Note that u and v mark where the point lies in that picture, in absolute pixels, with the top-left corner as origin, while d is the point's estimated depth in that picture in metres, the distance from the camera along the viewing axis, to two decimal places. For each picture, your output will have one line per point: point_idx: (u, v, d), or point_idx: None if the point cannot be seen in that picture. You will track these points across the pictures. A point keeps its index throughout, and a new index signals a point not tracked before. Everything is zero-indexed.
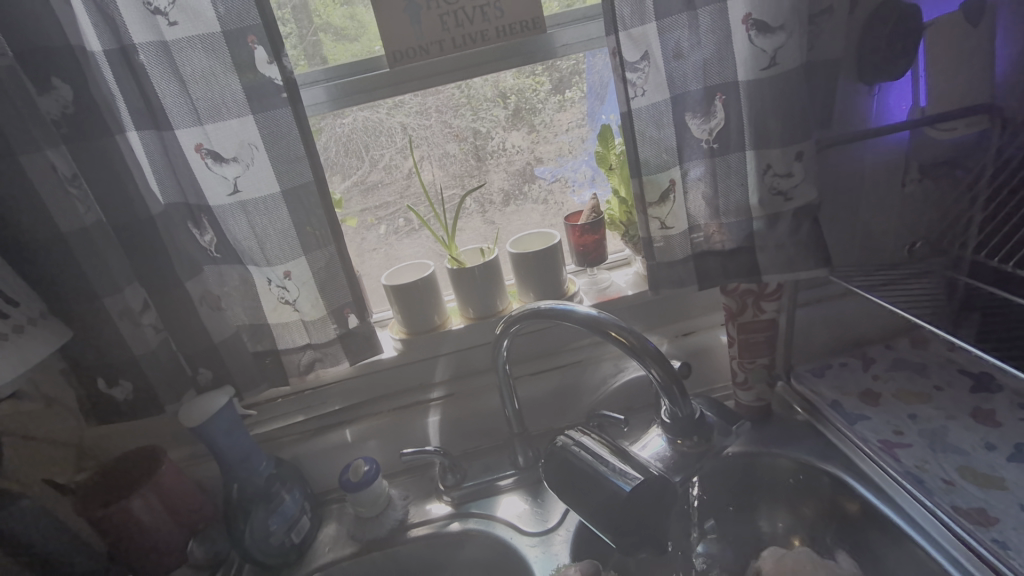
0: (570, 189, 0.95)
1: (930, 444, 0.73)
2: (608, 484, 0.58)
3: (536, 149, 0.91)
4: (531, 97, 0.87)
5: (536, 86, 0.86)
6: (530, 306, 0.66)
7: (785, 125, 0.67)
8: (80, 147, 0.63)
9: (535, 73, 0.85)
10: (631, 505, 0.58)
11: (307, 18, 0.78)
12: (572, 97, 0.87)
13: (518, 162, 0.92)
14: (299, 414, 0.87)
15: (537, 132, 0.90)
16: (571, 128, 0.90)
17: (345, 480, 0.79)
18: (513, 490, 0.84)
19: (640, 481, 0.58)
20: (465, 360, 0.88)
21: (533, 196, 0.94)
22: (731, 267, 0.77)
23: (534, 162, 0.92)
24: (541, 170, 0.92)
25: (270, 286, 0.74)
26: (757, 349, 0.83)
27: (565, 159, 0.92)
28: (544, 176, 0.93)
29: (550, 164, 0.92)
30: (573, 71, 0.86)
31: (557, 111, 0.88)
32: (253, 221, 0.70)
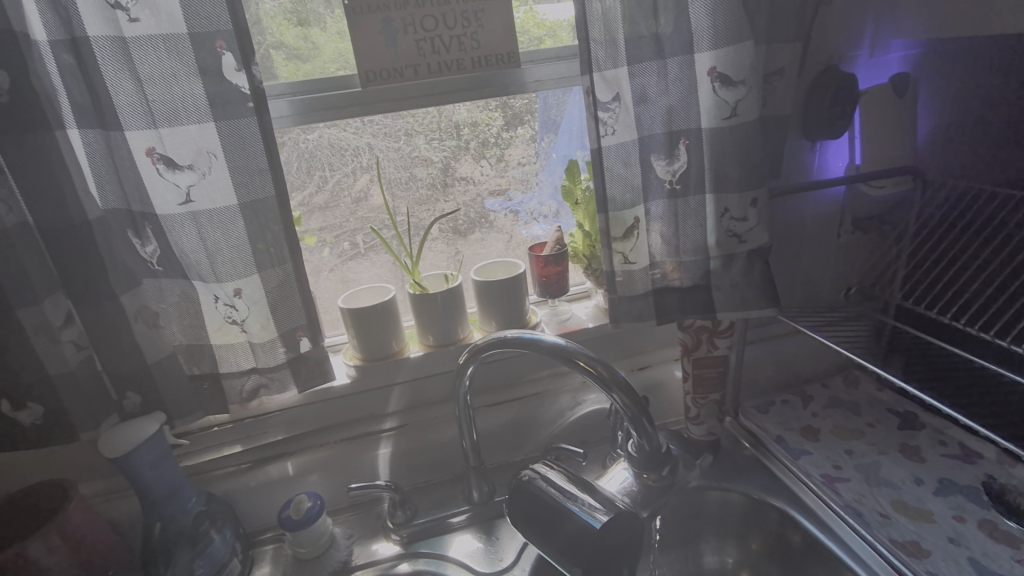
0: (520, 222, 0.95)
1: (866, 478, 0.77)
2: (576, 520, 0.58)
3: (502, 177, 0.91)
4: (485, 132, 0.88)
5: (489, 122, 0.87)
6: (495, 335, 0.65)
7: (742, 171, 0.72)
8: (13, 143, 0.56)
9: (488, 109, 0.86)
10: (601, 543, 0.57)
11: (258, 33, 0.75)
12: (524, 134, 0.89)
13: (488, 187, 0.92)
14: (237, 443, 0.81)
15: (502, 162, 0.90)
16: (520, 164, 0.91)
17: (284, 518, 0.73)
18: (465, 528, 0.80)
19: (609, 516, 0.57)
20: (421, 389, 0.85)
21: (498, 226, 0.95)
22: (688, 303, 0.80)
23: (486, 196, 0.92)
24: (493, 203, 0.92)
25: (217, 304, 0.68)
26: (710, 384, 0.85)
27: (515, 195, 0.93)
28: (493, 209, 0.93)
29: (501, 198, 0.93)
30: (526, 109, 0.87)
31: (507, 146, 0.89)
32: (204, 233, 0.65)
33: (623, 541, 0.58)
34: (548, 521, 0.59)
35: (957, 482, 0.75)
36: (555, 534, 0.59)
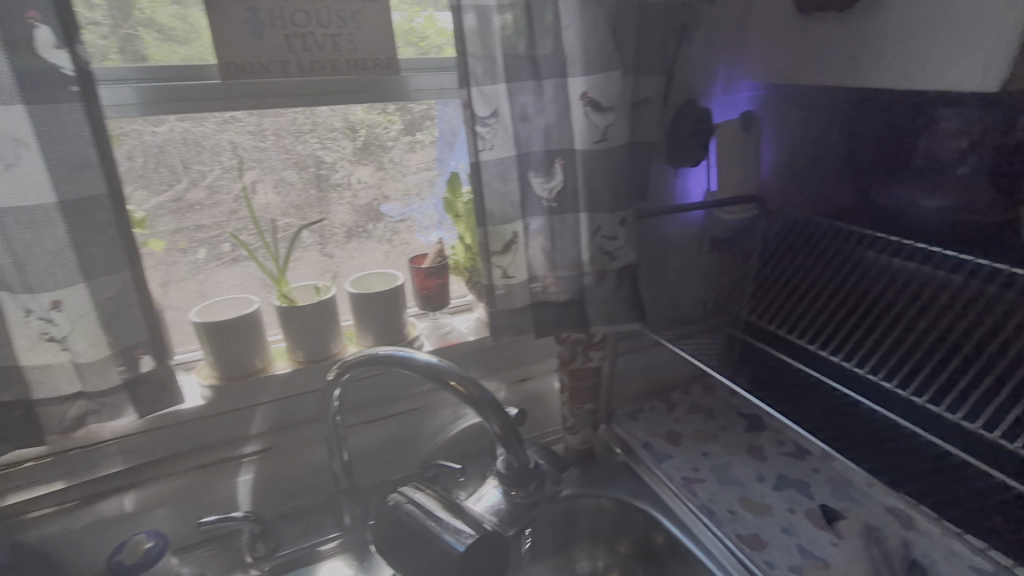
0: (417, 228, 0.92)
1: (718, 478, 0.84)
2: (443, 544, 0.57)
3: (386, 183, 0.88)
4: (381, 134, 0.84)
5: (388, 123, 0.84)
6: (367, 352, 0.63)
7: (611, 193, 0.75)
8: None
9: (386, 111, 0.83)
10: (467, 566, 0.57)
11: (124, 7, 0.66)
12: (423, 139, 0.87)
13: (368, 195, 0.87)
14: (59, 479, 0.69)
15: (385, 169, 0.87)
16: (420, 169, 0.89)
17: (115, 564, 0.64)
18: (335, 555, 0.76)
19: (474, 538, 0.58)
20: (290, 410, 0.78)
21: (376, 235, 0.90)
22: (563, 317, 0.83)
23: (381, 200, 0.88)
24: (388, 208, 0.89)
25: (29, 318, 0.58)
26: (584, 395, 0.88)
27: (413, 200, 0.90)
28: (389, 214, 0.89)
29: (397, 203, 0.89)
30: (424, 115, 0.86)
31: (403, 151, 0.87)
32: (10, 234, 0.55)
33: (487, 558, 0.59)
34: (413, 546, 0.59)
35: (791, 477, 0.85)
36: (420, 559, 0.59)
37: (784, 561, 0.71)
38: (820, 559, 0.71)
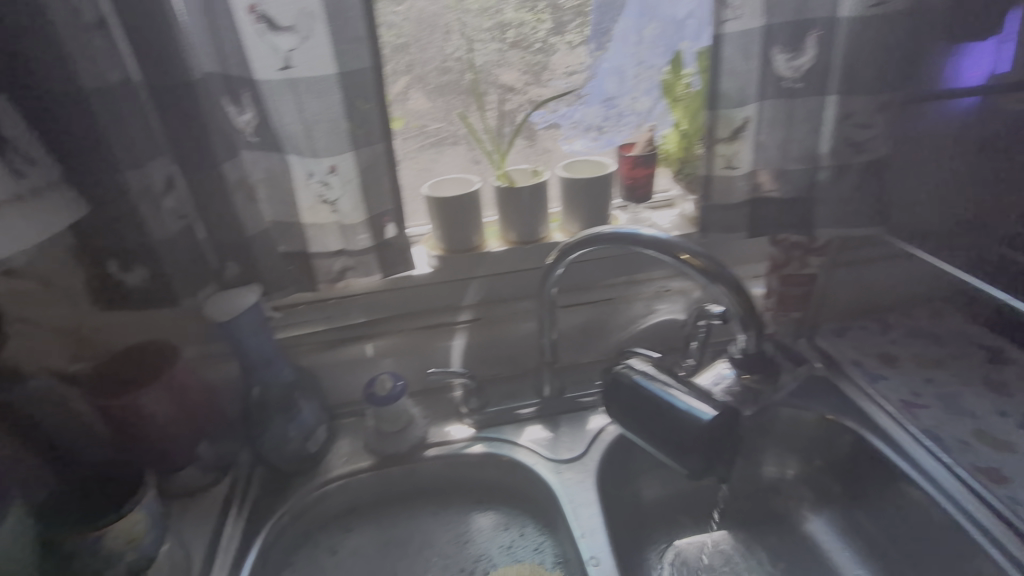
0: (562, 137, 0.79)
1: (946, 407, 0.76)
2: (681, 414, 0.56)
3: (541, 87, 0.79)
4: (529, 34, 0.77)
5: (537, 23, 0.76)
6: (587, 234, 0.65)
7: (875, 74, 0.66)
8: None
9: (536, 9, 0.76)
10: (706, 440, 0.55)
11: None
12: (574, 40, 0.76)
13: (538, 95, 0.80)
14: (322, 323, 0.83)
15: (537, 71, 0.78)
16: (568, 73, 0.77)
17: (370, 394, 0.77)
18: (534, 419, 0.84)
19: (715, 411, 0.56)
20: (499, 286, 0.85)
21: (541, 145, 0.83)
22: (786, 216, 0.76)
23: (528, 107, 0.80)
24: (534, 114, 0.79)
25: (311, 181, 0.68)
26: (792, 302, 0.89)
27: (560, 106, 0.78)
28: (535, 121, 0.80)
29: (544, 109, 0.79)
30: (575, 10, 0.75)
31: (552, 52, 0.77)
32: (303, 104, 0.63)
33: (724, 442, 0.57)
34: (648, 417, 0.59)
35: None
36: (656, 430, 0.58)
37: None
38: None
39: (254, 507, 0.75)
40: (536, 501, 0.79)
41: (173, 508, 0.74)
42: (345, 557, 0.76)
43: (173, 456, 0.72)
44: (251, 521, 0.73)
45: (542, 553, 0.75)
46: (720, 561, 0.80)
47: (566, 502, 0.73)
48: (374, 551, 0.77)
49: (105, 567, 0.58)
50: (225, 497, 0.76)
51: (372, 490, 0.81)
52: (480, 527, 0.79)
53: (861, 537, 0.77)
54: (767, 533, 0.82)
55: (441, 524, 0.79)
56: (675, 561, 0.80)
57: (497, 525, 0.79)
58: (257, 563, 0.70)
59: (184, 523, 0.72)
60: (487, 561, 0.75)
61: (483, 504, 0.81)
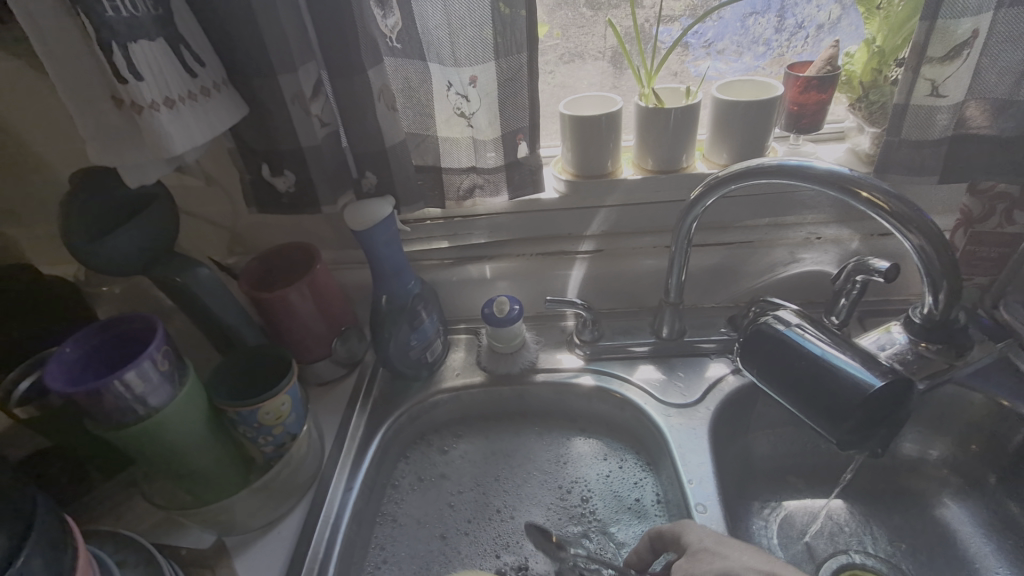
0: (688, 58, 0.73)
1: None
2: (839, 376, 0.50)
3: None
4: None
5: None
6: (742, 167, 0.57)
7: None
8: None
9: None
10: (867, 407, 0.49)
11: None
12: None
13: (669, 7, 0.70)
14: (444, 240, 0.84)
15: None
16: None
17: (488, 314, 0.77)
18: (647, 358, 0.81)
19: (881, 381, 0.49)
20: (626, 218, 0.80)
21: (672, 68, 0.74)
22: (998, 161, 0.63)
23: (653, 20, 0.71)
24: (662, 32, 0.71)
25: (450, 92, 0.66)
26: (979, 265, 0.72)
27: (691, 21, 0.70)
28: (663, 39, 0.72)
29: (672, 25, 0.71)
30: None
31: None
32: (449, 6, 0.60)
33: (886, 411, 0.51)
34: (797, 377, 0.52)
35: None
36: (804, 392, 0.52)
37: None
38: None
39: (376, 404, 0.81)
40: (641, 437, 0.78)
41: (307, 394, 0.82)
42: (453, 457, 0.81)
43: (311, 348, 0.80)
44: (374, 417, 0.79)
45: (642, 490, 0.75)
46: (830, 531, 0.75)
47: (677, 447, 0.71)
48: (478, 456, 0.81)
49: (260, 438, 0.66)
50: (351, 392, 0.82)
51: (477, 404, 0.84)
52: (580, 452, 0.80)
53: (1010, 535, 0.69)
54: (892, 512, 0.75)
55: (543, 443, 0.81)
56: (782, 523, 0.76)
57: (597, 454, 0.79)
58: (378, 454, 0.76)
59: (316, 409, 0.80)
60: (585, 485, 0.76)
61: (584, 432, 0.82)
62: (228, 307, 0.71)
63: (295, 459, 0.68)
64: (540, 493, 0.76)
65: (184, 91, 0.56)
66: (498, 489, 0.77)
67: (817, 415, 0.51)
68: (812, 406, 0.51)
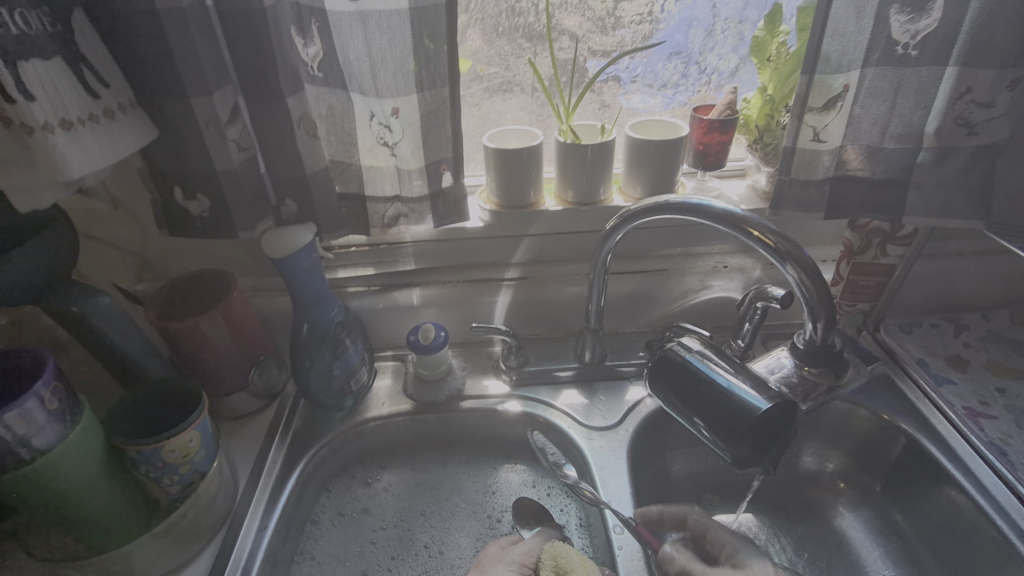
0: (620, 91, 0.78)
1: (1017, 420, 0.72)
2: (734, 398, 0.53)
3: (606, 35, 0.73)
4: None
5: None
6: (650, 202, 0.61)
7: (1012, 42, 0.57)
8: None
9: None
10: (761, 427, 0.52)
11: None
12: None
13: (601, 43, 0.74)
14: (370, 266, 0.83)
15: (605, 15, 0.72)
16: (634, 22, 0.72)
17: (412, 341, 0.77)
18: (571, 383, 0.84)
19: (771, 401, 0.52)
20: (548, 246, 0.83)
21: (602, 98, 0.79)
22: (871, 200, 0.70)
23: (586, 55, 0.75)
24: (594, 65, 0.75)
25: (372, 122, 0.66)
26: (863, 293, 0.78)
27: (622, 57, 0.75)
28: (595, 72, 0.76)
29: (605, 59, 0.75)
30: None
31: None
32: (371, 40, 0.60)
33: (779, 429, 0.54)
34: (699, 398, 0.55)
35: None
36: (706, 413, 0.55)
37: None
38: None
39: (296, 436, 0.78)
40: (563, 460, 0.79)
41: (221, 428, 0.78)
42: (378, 492, 0.79)
43: (225, 380, 0.76)
44: (293, 450, 0.76)
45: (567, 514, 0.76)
46: None
47: (597, 469, 0.73)
48: (404, 490, 0.80)
49: (164, 478, 0.62)
50: (270, 425, 0.79)
51: (404, 433, 0.83)
52: (508, 480, 0.80)
53: (895, 540, 0.75)
54: (796, 524, 0.81)
55: (471, 473, 0.81)
56: None
57: (525, 482, 0.80)
58: (297, 490, 0.73)
59: (230, 443, 0.76)
60: (513, 513, 0.77)
61: (512, 458, 0.83)
62: (133, 338, 0.67)
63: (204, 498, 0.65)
64: (467, 523, 0.76)
65: (84, 112, 0.54)
66: (423, 523, 0.76)
67: (718, 435, 0.54)
68: (714, 427, 0.54)
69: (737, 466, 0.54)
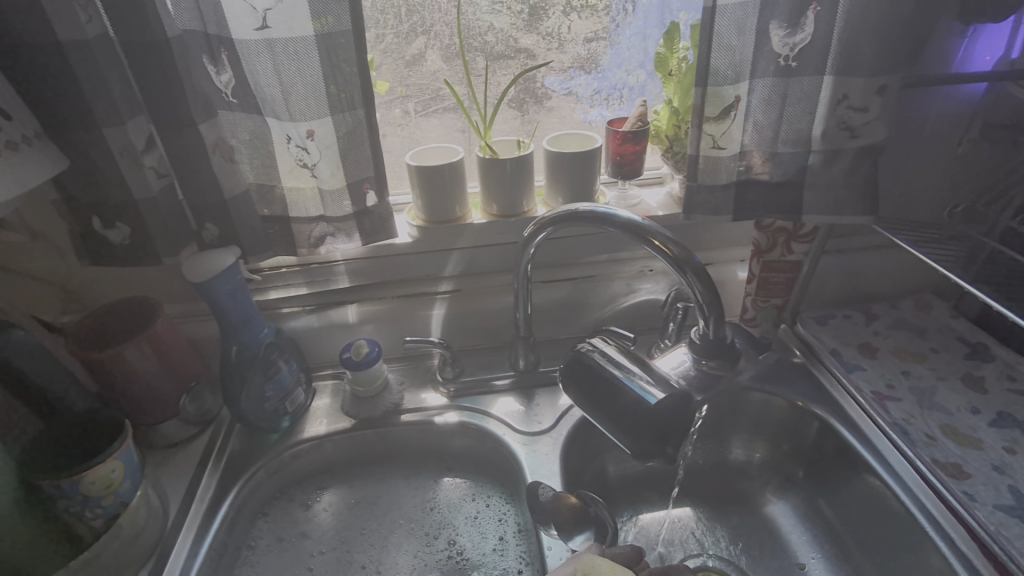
0: (579, 105, 0.82)
1: (918, 401, 0.76)
2: (630, 392, 0.56)
3: (558, 52, 0.78)
4: None
5: None
6: (566, 209, 0.63)
7: (877, 52, 0.61)
8: None
9: None
10: (654, 418, 0.54)
11: None
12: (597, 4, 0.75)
13: (556, 61, 0.79)
14: (303, 286, 0.84)
15: (557, 32, 0.77)
16: (587, 39, 0.77)
17: (345, 358, 0.78)
18: (507, 391, 0.85)
19: (664, 395, 0.54)
20: (478, 259, 0.85)
21: (561, 113, 0.83)
22: (773, 201, 0.73)
23: (545, 72, 0.80)
24: (551, 81, 0.80)
25: (289, 145, 0.67)
26: (774, 289, 0.83)
27: (576, 73, 0.80)
28: (551, 87, 0.81)
29: (562, 75, 0.80)
30: None
31: (575, 16, 0.76)
32: (279, 67, 0.62)
33: (676, 423, 0.55)
34: (601, 393, 0.58)
35: (1018, 417, 0.73)
36: (609, 407, 0.57)
37: (990, 498, 0.64)
38: None
39: (231, 462, 0.77)
40: (502, 467, 0.81)
41: (153, 458, 0.77)
42: (318, 513, 0.79)
43: (155, 409, 0.75)
44: (227, 475, 0.76)
45: (505, 525, 0.77)
46: (679, 539, 0.82)
47: (530, 475, 0.75)
48: (345, 511, 0.80)
49: (87, 512, 0.61)
50: (203, 452, 0.78)
51: (343, 451, 0.83)
52: (447, 497, 0.81)
53: (818, 522, 0.79)
54: (729, 513, 0.84)
55: (410, 490, 0.82)
56: (637, 536, 0.82)
57: (464, 495, 0.81)
58: (230, 516, 0.73)
59: (162, 473, 0.75)
60: (452, 530, 0.77)
61: (452, 471, 0.84)
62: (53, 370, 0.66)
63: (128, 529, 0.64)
64: (406, 542, 0.76)
65: None
66: (362, 544, 0.76)
67: (618, 428, 0.56)
68: (615, 421, 0.56)
69: (637, 459, 0.56)
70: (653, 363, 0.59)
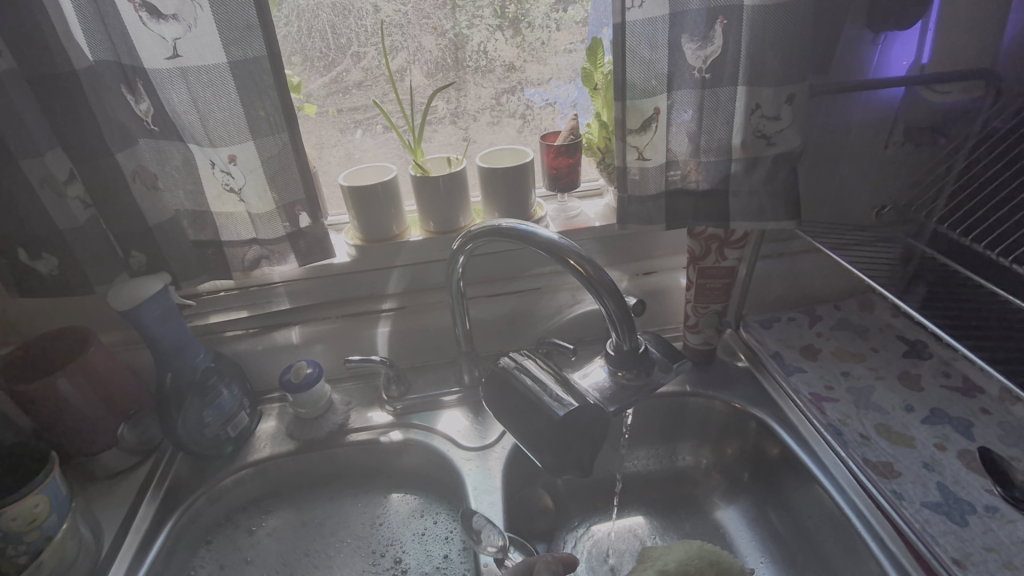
0: (558, 115, 0.86)
1: (855, 401, 0.77)
2: (543, 406, 0.57)
3: (533, 62, 0.82)
4: (530, 9, 0.78)
5: (443, 9, 0.76)
6: (492, 224, 0.62)
7: (783, 61, 0.63)
8: None
9: None
10: (564, 430, 0.56)
11: None
12: (574, 14, 0.79)
13: (536, 74, 0.83)
14: (243, 309, 0.85)
15: (533, 45, 0.80)
16: (566, 51, 0.81)
17: (285, 381, 0.78)
18: (455, 407, 0.85)
19: (574, 408, 0.56)
20: (421, 275, 0.86)
21: (539, 124, 0.87)
22: (702, 209, 0.74)
23: (489, 87, 0.83)
24: (531, 93, 0.84)
25: (214, 170, 0.68)
26: (712, 295, 0.82)
27: (557, 84, 0.84)
28: (533, 99, 0.84)
29: (541, 88, 0.84)
30: None
31: (554, 29, 0.79)
32: (195, 93, 0.62)
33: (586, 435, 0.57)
34: (517, 407, 0.58)
35: (950, 414, 0.74)
36: (524, 421, 0.58)
37: (918, 496, 0.65)
38: (966, 502, 0.63)
39: (170, 490, 0.76)
40: (449, 485, 0.80)
41: (90, 490, 0.76)
42: (261, 538, 0.78)
43: (91, 440, 0.74)
44: (166, 505, 0.74)
45: (451, 543, 0.77)
46: (630, 549, 0.81)
47: (472, 489, 0.74)
48: (292, 534, 0.79)
49: (9, 549, 0.60)
50: (142, 481, 0.76)
51: (290, 474, 0.82)
52: (394, 511, 0.81)
53: (764, 526, 0.79)
54: (679, 520, 0.84)
55: (358, 508, 0.81)
56: (591, 549, 0.81)
57: (412, 511, 0.81)
58: (166, 547, 0.71)
59: (99, 504, 0.74)
60: (399, 546, 0.77)
61: (401, 488, 0.83)
62: None
63: (54, 564, 0.63)
64: (351, 561, 0.75)
65: None
66: (306, 565, 0.75)
67: (531, 441, 0.57)
68: (529, 434, 0.57)
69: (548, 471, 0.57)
70: (569, 376, 0.60)
